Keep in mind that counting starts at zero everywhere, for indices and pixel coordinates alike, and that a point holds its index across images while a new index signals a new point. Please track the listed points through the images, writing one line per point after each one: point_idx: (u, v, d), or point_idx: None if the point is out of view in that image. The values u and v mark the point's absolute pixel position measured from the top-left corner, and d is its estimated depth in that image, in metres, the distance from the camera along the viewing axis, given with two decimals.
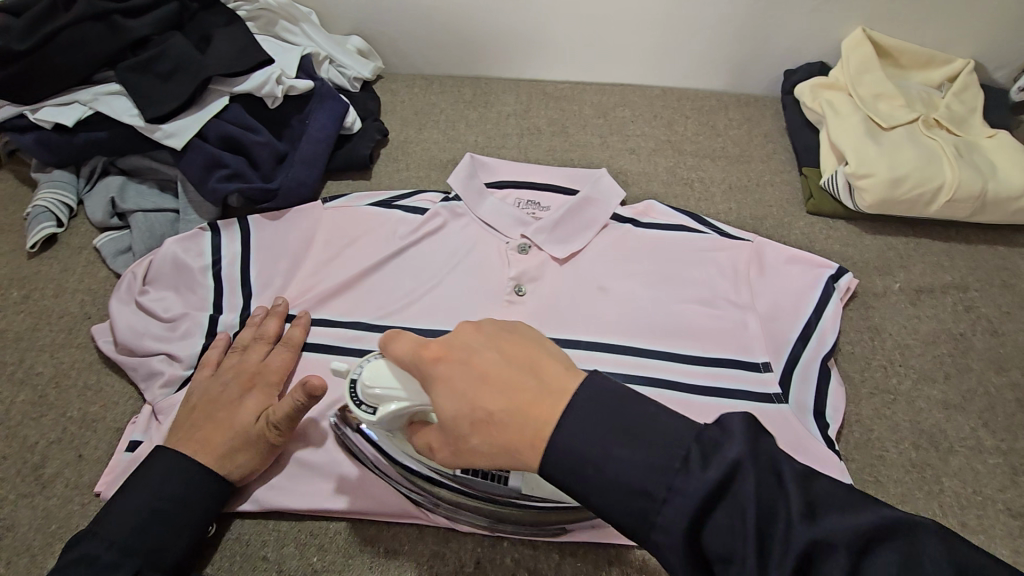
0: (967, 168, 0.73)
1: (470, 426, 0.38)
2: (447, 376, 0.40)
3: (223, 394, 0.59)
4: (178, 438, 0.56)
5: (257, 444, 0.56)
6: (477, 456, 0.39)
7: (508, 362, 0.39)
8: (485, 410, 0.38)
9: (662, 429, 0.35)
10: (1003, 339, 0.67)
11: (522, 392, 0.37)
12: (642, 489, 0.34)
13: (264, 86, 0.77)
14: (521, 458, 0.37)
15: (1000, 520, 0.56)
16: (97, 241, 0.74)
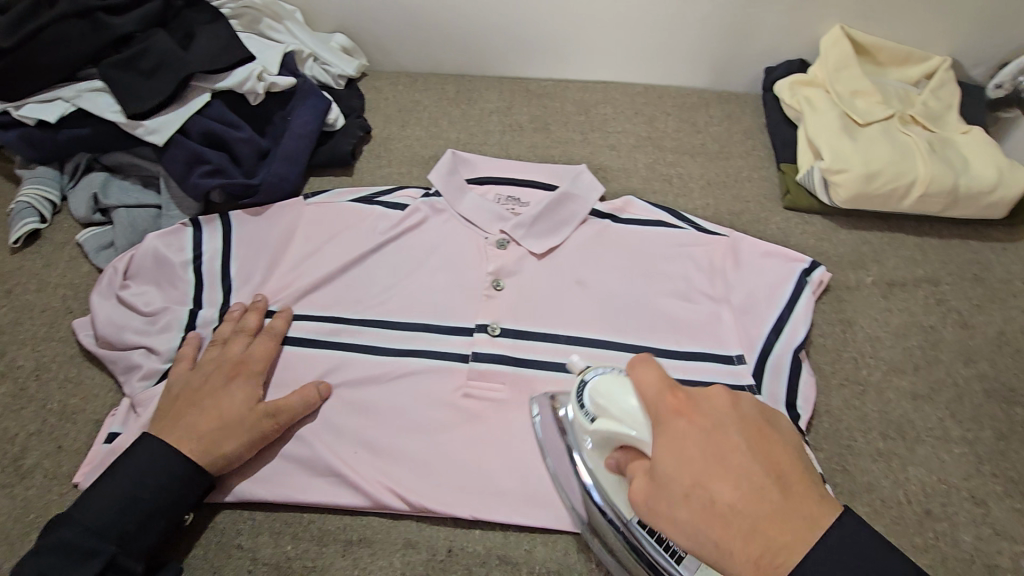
0: (939, 164, 0.74)
1: (697, 511, 0.36)
2: (688, 442, 0.38)
3: (207, 382, 0.60)
4: (165, 426, 0.56)
5: (247, 432, 0.57)
6: (681, 532, 0.37)
7: (762, 464, 0.37)
8: (726, 505, 0.36)
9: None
10: (972, 331, 0.68)
11: (777, 509, 0.35)
12: None
13: (245, 82, 0.78)
14: (733, 565, 0.36)
15: (964, 508, 0.57)
16: (79, 237, 0.75)
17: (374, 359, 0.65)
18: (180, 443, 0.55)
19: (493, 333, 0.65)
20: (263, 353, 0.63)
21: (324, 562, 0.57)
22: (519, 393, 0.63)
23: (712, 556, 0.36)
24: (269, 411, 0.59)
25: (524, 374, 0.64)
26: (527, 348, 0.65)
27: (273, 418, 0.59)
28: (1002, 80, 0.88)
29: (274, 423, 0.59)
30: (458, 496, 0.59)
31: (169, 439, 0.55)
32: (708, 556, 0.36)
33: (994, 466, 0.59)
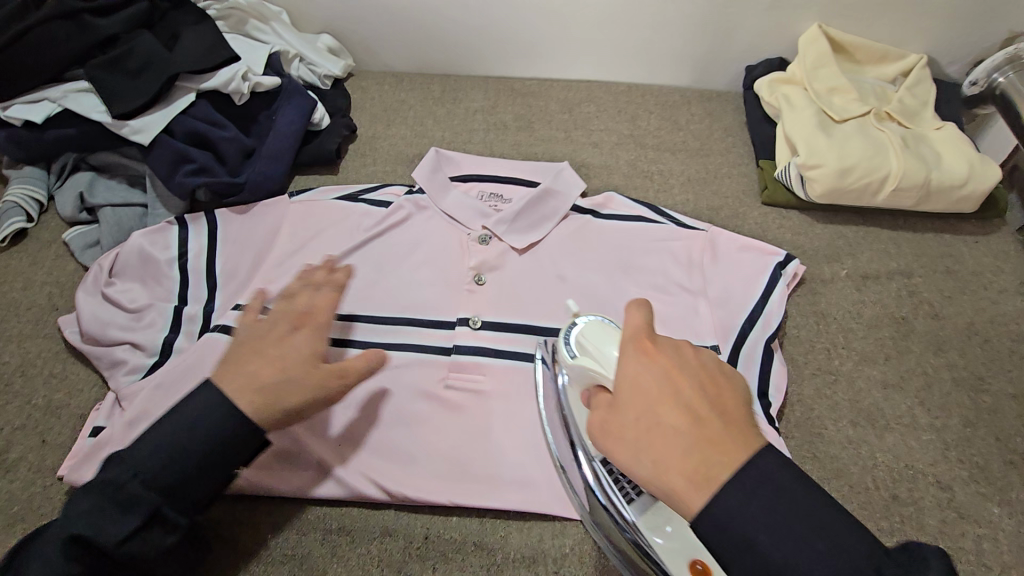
0: (912, 159, 0.75)
1: (641, 433, 0.38)
2: (644, 373, 0.40)
3: (271, 331, 0.52)
4: (223, 370, 0.49)
5: (312, 388, 0.50)
6: (625, 453, 0.39)
7: (711, 398, 0.39)
8: (669, 429, 0.37)
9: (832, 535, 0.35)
10: (942, 322, 0.70)
11: (717, 439, 0.37)
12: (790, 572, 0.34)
13: (230, 82, 0.79)
14: (668, 487, 0.37)
15: (929, 492, 0.59)
16: (65, 235, 0.76)
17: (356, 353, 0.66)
18: (238, 394, 0.48)
19: (474, 327, 0.67)
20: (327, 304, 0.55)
21: (303, 550, 0.58)
22: (499, 385, 0.64)
23: (650, 479, 0.38)
24: (334, 371, 0.51)
25: (504, 366, 0.65)
26: (507, 340, 0.66)
27: (339, 379, 0.51)
28: (977, 77, 0.89)
29: (341, 386, 0.51)
30: (437, 483, 0.60)
31: (227, 391, 0.48)
32: (647, 479, 0.38)
33: (960, 452, 0.61)
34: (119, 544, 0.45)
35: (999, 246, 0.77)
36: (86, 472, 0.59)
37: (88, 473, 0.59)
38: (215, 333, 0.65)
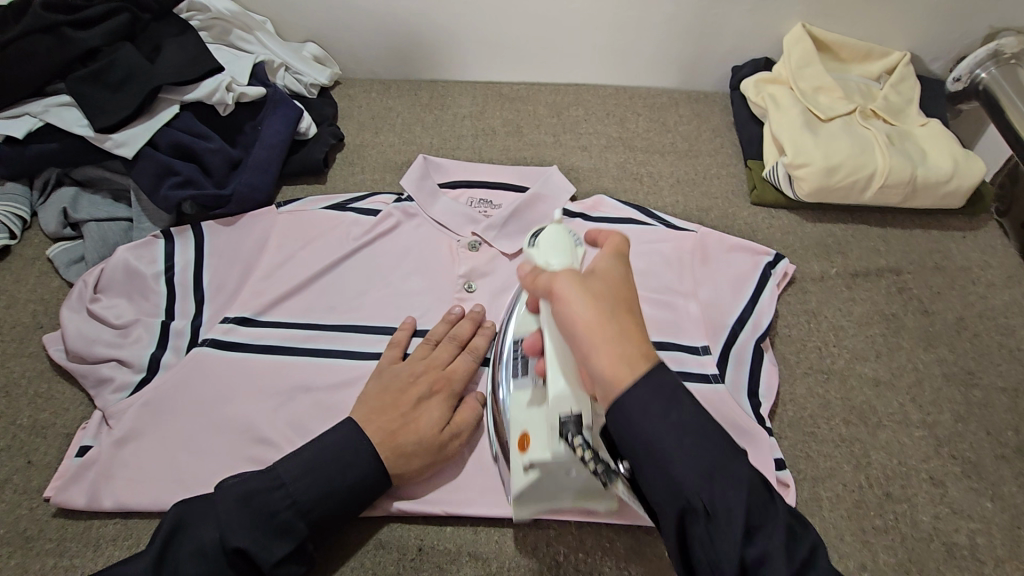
0: (898, 156, 0.76)
1: (611, 300, 0.42)
2: (621, 266, 0.46)
3: (411, 391, 0.58)
4: (366, 419, 0.56)
5: (435, 454, 0.56)
6: (590, 306, 0.42)
7: None
8: (631, 308, 0.42)
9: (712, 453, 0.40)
10: (932, 318, 0.70)
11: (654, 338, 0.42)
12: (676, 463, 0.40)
13: (214, 93, 0.78)
14: (610, 347, 0.40)
15: (922, 489, 0.59)
16: (50, 251, 0.75)
17: (347, 363, 0.65)
18: (378, 445, 0.54)
19: None
20: (463, 368, 0.61)
21: None
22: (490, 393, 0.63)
23: (601, 338, 0.41)
24: (453, 437, 0.57)
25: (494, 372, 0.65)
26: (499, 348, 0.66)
27: (457, 442, 0.58)
28: (960, 74, 0.90)
29: (456, 448, 0.58)
30: (428, 492, 0.58)
31: (370, 438, 0.54)
32: (596, 333, 0.41)
33: (952, 447, 0.61)
34: (273, 565, 0.49)
35: (986, 240, 0.78)
36: (73, 494, 0.58)
37: (75, 493, 0.58)
38: (205, 347, 0.65)
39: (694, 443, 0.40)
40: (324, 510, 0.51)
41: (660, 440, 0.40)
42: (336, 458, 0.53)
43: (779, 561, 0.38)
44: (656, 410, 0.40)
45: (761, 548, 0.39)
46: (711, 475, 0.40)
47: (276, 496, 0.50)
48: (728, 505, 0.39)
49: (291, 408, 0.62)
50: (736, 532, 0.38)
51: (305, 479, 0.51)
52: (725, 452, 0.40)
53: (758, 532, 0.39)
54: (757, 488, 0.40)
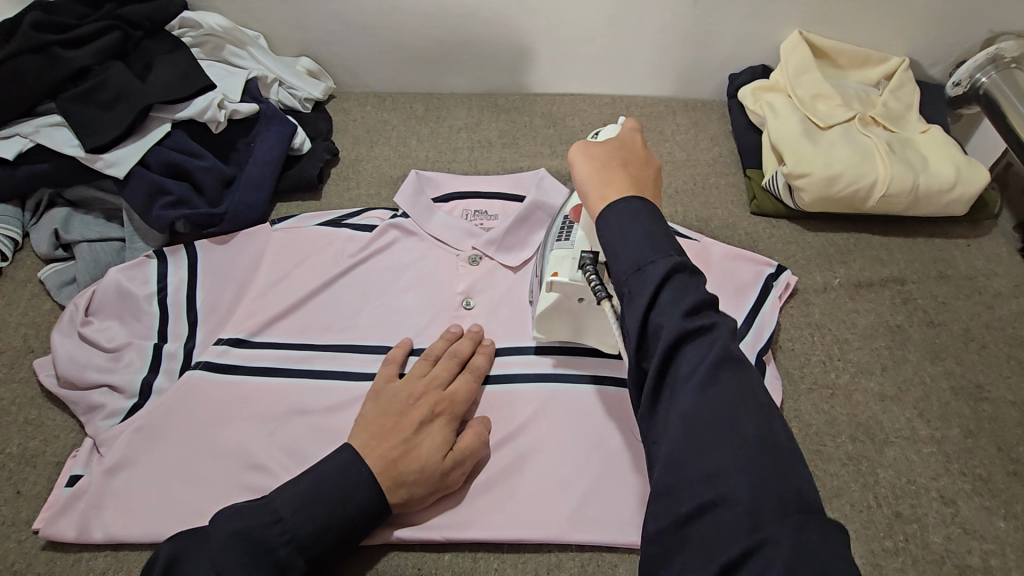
0: (899, 164, 0.75)
1: (604, 159, 0.50)
2: (631, 141, 0.53)
3: (413, 415, 0.56)
4: (366, 445, 0.54)
5: (438, 481, 0.54)
6: (587, 163, 0.51)
7: (653, 178, 0.52)
8: (622, 163, 0.50)
9: (650, 240, 0.44)
10: (938, 329, 0.69)
11: (640, 187, 0.49)
12: (614, 247, 0.46)
13: (206, 111, 0.77)
14: (593, 185, 0.50)
15: (933, 508, 0.58)
16: (41, 274, 0.74)
17: (343, 386, 0.64)
18: (379, 474, 0.52)
19: None
20: (466, 388, 0.60)
21: None
22: (491, 412, 0.62)
23: (588, 177, 0.50)
24: (458, 464, 0.55)
25: (495, 391, 0.63)
26: (499, 364, 0.65)
27: (460, 470, 0.56)
28: (960, 78, 0.89)
29: (460, 476, 0.56)
30: (430, 518, 0.56)
31: (369, 466, 0.53)
32: (585, 182, 0.50)
33: (962, 464, 0.60)
34: None
35: (991, 248, 0.77)
36: (64, 525, 0.57)
37: (65, 525, 0.56)
38: (197, 370, 0.63)
39: (639, 242, 0.45)
40: (323, 545, 0.50)
41: (615, 239, 0.46)
42: (336, 488, 0.51)
43: (676, 325, 0.41)
44: (626, 225, 0.46)
45: (661, 320, 0.42)
46: (638, 267, 0.44)
47: (274, 532, 0.49)
48: (641, 286, 0.43)
49: (287, 432, 0.61)
50: (641, 304, 0.42)
51: (304, 512, 0.50)
52: (654, 248, 0.44)
53: (667, 306, 0.42)
54: (674, 272, 0.43)
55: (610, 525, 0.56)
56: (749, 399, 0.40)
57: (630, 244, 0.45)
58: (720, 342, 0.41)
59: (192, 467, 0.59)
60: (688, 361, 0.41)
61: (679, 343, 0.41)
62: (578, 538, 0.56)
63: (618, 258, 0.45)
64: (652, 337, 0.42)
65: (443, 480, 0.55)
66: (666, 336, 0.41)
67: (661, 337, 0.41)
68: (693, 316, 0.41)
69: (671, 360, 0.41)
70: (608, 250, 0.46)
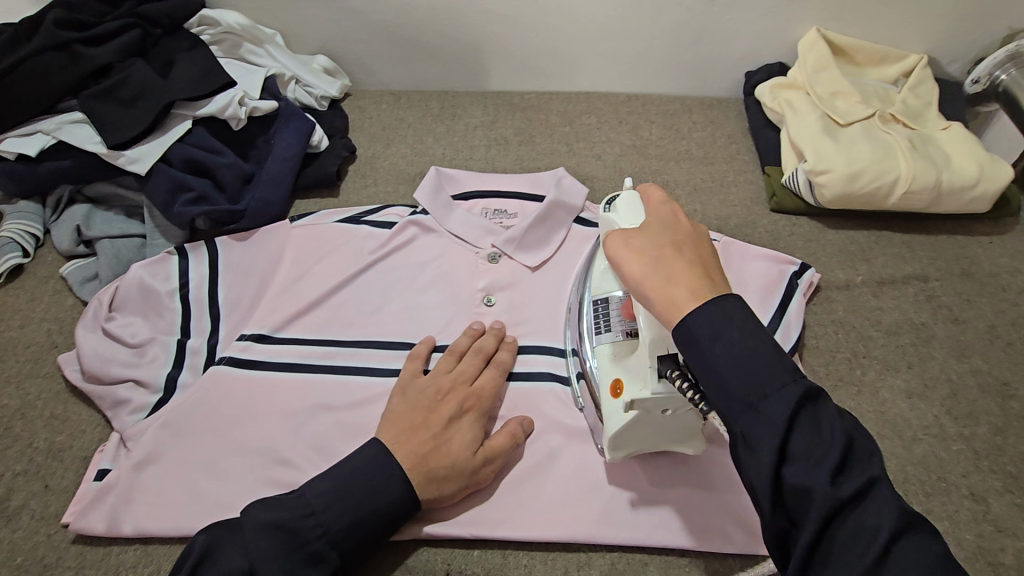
0: (921, 161, 0.74)
1: (654, 253, 0.45)
2: (668, 219, 0.48)
3: (441, 411, 0.56)
4: (396, 441, 0.54)
5: (467, 477, 0.54)
6: (637, 263, 0.46)
7: (709, 251, 0.46)
8: (676, 251, 0.45)
9: (765, 371, 0.40)
10: (963, 327, 0.69)
11: (705, 273, 0.44)
12: (726, 381, 0.40)
13: (227, 108, 0.77)
14: (656, 292, 0.44)
15: (964, 505, 0.57)
16: (63, 270, 0.74)
17: (366, 381, 0.64)
18: (409, 470, 0.52)
19: None
20: (491, 384, 0.60)
21: None
22: (515, 409, 0.62)
23: (643, 280, 0.45)
24: (486, 460, 0.55)
25: (518, 387, 0.63)
26: (523, 362, 0.65)
27: (489, 466, 0.56)
28: (979, 75, 0.89)
29: (489, 473, 0.56)
30: (458, 514, 0.56)
31: (400, 462, 0.53)
32: (644, 286, 0.45)
33: (991, 462, 0.60)
34: None
35: (1013, 245, 0.76)
36: (93, 520, 0.57)
37: (94, 519, 0.57)
38: (222, 365, 0.64)
39: (739, 372, 0.40)
40: (356, 539, 0.50)
41: (702, 360, 0.41)
42: (367, 482, 0.51)
43: (824, 488, 0.37)
44: (717, 337, 0.41)
45: (803, 479, 0.38)
46: (751, 402, 0.40)
47: (307, 525, 0.49)
48: (764, 429, 0.39)
49: (313, 427, 0.61)
50: (771, 457, 0.38)
51: (336, 506, 0.50)
52: (762, 377, 0.40)
53: (802, 459, 0.38)
54: (801, 407, 0.39)
55: (639, 521, 0.56)
56: (935, 572, 0.36)
57: (744, 376, 0.40)
58: (877, 494, 0.38)
59: (220, 462, 0.59)
60: (849, 529, 0.37)
61: (836, 509, 0.38)
62: (607, 535, 0.55)
63: (736, 398, 0.40)
64: (792, 496, 0.38)
65: (471, 476, 0.54)
66: (820, 504, 0.37)
67: (811, 502, 0.37)
68: (839, 472, 0.38)
69: (825, 527, 0.38)
70: (723, 391, 0.41)
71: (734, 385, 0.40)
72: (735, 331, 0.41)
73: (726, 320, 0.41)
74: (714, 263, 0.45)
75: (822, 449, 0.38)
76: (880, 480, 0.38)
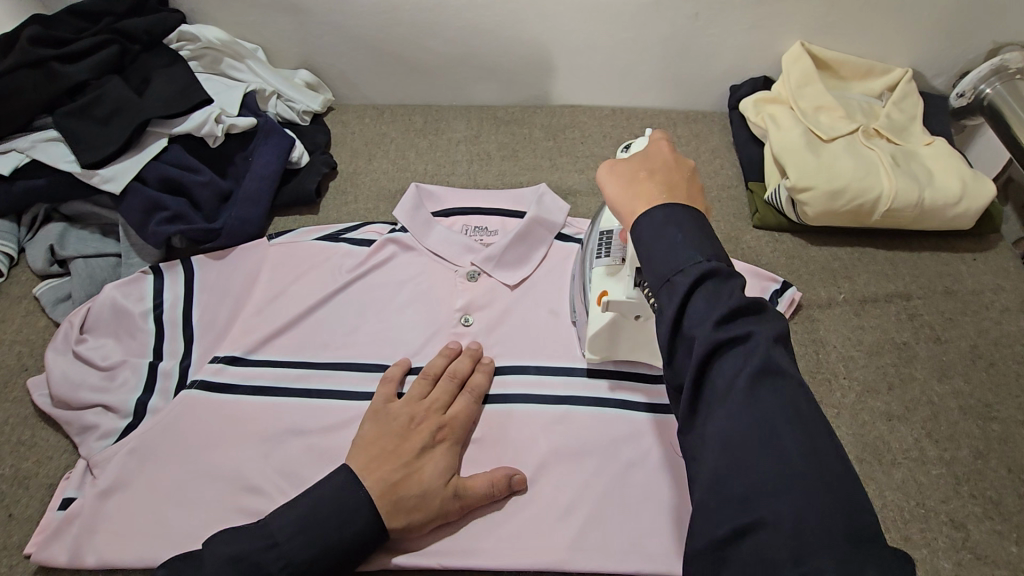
0: (904, 178, 0.74)
1: (628, 171, 0.50)
2: (654, 149, 0.52)
3: (413, 438, 0.55)
4: (365, 468, 0.53)
5: (438, 508, 0.53)
6: (610, 177, 0.50)
7: (686, 178, 0.49)
8: (648, 171, 0.49)
9: (680, 249, 0.44)
10: (945, 346, 0.68)
11: (669, 191, 0.48)
12: (648, 255, 0.45)
13: (203, 125, 0.76)
14: (619, 204, 0.49)
15: (943, 532, 0.56)
16: (36, 290, 0.73)
17: (339, 405, 0.63)
18: (379, 498, 0.51)
19: None
20: (466, 411, 0.59)
21: None
22: (491, 434, 0.61)
23: (612, 193, 0.49)
24: (458, 492, 0.54)
25: (493, 410, 0.62)
26: (499, 383, 0.64)
27: (461, 498, 0.54)
28: (964, 89, 0.88)
29: (460, 505, 0.55)
30: (428, 544, 0.55)
31: (369, 490, 0.52)
32: (612, 196, 0.50)
33: (971, 486, 0.59)
34: None
35: (998, 262, 0.76)
36: (56, 551, 0.56)
37: (56, 551, 0.55)
38: (193, 390, 0.63)
39: (662, 257, 0.44)
40: (319, 571, 0.49)
41: (643, 252, 0.46)
42: (332, 512, 0.50)
43: (706, 336, 0.40)
44: (656, 229, 0.45)
45: (693, 331, 0.41)
46: (667, 277, 0.44)
47: (269, 558, 0.48)
48: (670, 295, 0.43)
49: (284, 453, 0.60)
50: (670, 316, 0.42)
51: (299, 537, 0.49)
52: (682, 256, 0.43)
53: (695, 317, 0.41)
54: (702, 281, 0.42)
55: (613, 551, 0.55)
56: (792, 415, 0.39)
57: (663, 254, 0.44)
58: (758, 353, 0.40)
59: (188, 492, 0.58)
60: (726, 373, 0.40)
61: (714, 354, 0.40)
62: (581, 566, 0.54)
63: (656, 272, 0.44)
64: (683, 346, 0.42)
65: (443, 509, 0.53)
66: (698, 350, 0.40)
67: (693, 348, 0.41)
68: (726, 325, 0.40)
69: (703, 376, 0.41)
70: (649, 268, 0.45)
71: (657, 264, 0.45)
72: (664, 224, 0.45)
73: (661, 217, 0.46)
74: (686, 189, 0.49)
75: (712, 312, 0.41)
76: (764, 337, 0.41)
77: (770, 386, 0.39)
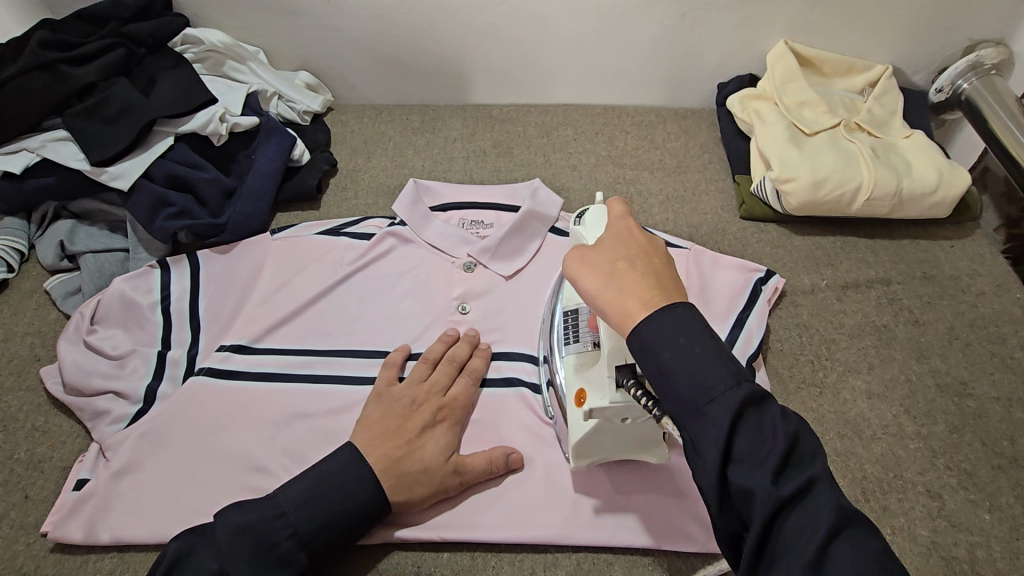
0: (883, 169, 0.77)
1: (608, 268, 0.46)
2: (623, 231, 0.49)
3: (416, 417, 0.58)
4: (370, 444, 0.56)
5: (438, 483, 0.56)
6: (591, 277, 0.46)
7: (664, 261, 0.47)
8: (629, 263, 0.46)
9: (705, 368, 0.41)
10: (923, 329, 0.71)
11: (659, 283, 0.45)
12: (666, 373, 0.42)
13: (208, 124, 0.79)
14: (611, 306, 0.45)
15: (920, 502, 0.59)
16: (47, 284, 0.75)
17: (342, 390, 0.65)
18: (384, 472, 0.54)
19: None
20: (465, 394, 0.62)
21: None
22: (487, 415, 0.63)
23: (597, 293, 0.46)
24: (458, 468, 0.57)
25: (490, 393, 0.65)
26: (496, 368, 0.66)
27: (459, 475, 0.57)
28: (942, 85, 0.92)
29: (459, 482, 0.57)
30: (428, 518, 0.58)
31: (374, 465, 0.54)
32: (599, 299, 0.46)
33: (948, 459, 0.61)
34: None
35: (975, 249, 0.78)
36: (71, 528, 0.58)
37: (71, 528, 0.58)
38: (201, 376, 0.65)
39: (686, 377, 0.41)
40: (324, 539, 0.51)
41: (655, 371, 0.42)
42: (336, 484, 0.53)
43: (767, 487, 0.38)
44: (658, 338, 0.42)
45: (748, 480, 0.39)
46: (696, 406, 0.41)
47: (277, 526, 0.50)
48: (706, 429, 0.40)
49: (289, 435, 0.62)
50: (716, 451, 0.39)
51: (307, 508, 0.51)
52: (713, 382, 0.41)
53: (744, 459, 0.39)
54: (745, 410, 0.40)
55: (604, 525, 0.57)
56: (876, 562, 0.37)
57: (686, 376, 0.41)
58: (827, 505, 0.38)
59: (198, 470, 0.60)
60: (796, 532, 0.38)
61: (777, 509, 0.38)
62: (575, 538, 0.57)
63: (681, 398, 0.41)
64: (737, 496, 0.40)
65: (443, 484, 0.56)
66: (763, 505, 0.38)
67: (754, 503, 0.38)
68: (784, 475, 0.39)
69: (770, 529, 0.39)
70: (674, 394, 0.42)
71: (679, 388, 0.41)
72: (674, 337, 0.42)
73: (669, 330, 0.42)
74: (670, 273, 0.46)
75: (768, 452, 0.39)
76: (823, 480, 0.40)
77: (847, 538, 0.38)
